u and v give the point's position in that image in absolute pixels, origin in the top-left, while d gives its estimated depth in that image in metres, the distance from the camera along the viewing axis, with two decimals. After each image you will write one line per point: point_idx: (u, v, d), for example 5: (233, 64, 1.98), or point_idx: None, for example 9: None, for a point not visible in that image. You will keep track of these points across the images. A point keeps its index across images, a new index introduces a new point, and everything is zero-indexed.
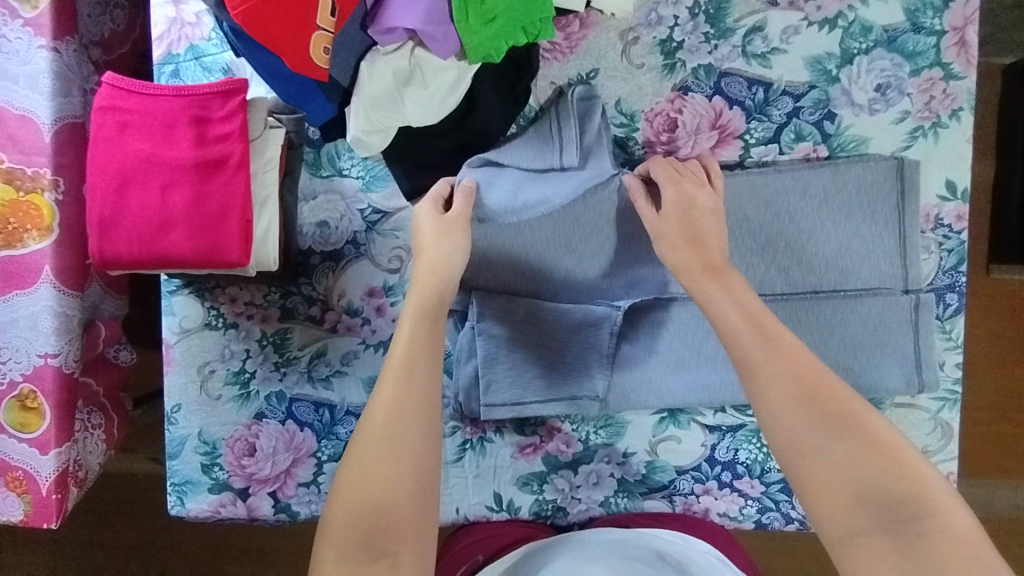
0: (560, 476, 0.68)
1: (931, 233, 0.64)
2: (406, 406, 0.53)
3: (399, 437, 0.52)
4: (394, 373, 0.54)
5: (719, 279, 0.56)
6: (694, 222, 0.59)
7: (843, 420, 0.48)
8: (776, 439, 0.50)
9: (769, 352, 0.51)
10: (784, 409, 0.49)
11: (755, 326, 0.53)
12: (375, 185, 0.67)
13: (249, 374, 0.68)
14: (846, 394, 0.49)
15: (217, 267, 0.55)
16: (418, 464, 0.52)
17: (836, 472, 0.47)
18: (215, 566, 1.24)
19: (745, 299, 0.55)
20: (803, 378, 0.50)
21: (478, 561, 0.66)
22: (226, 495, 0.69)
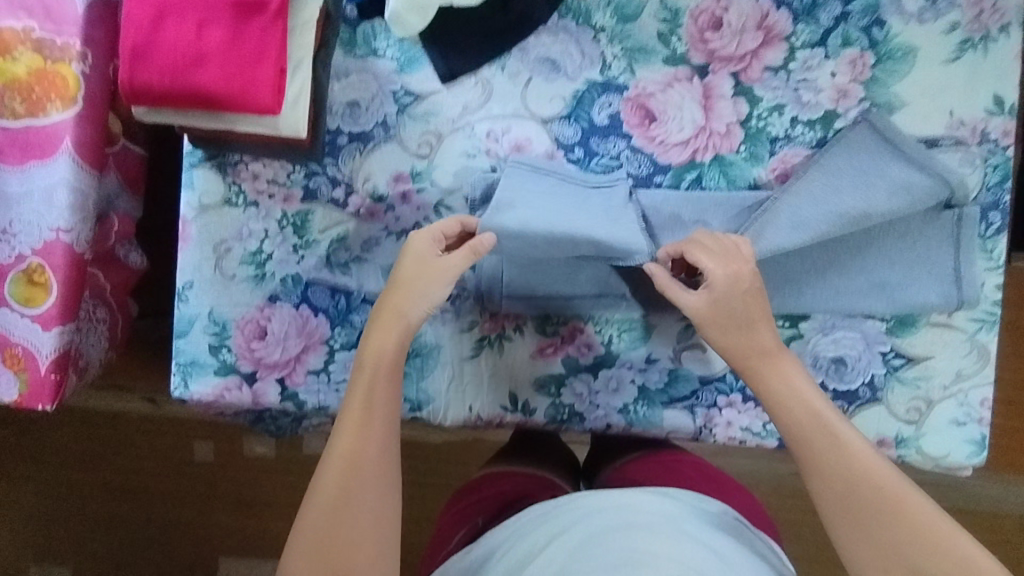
0: (579, 380, 0.66)
1: (977, 147, 0.63)
2: (358, 460, 0.54)
3: (359, 497, 0.53)
4: (353, 431, 0.55)
5: (774, 364, 0.56)
6: (738, 308, 0.56)
7: (912, 530, 0.48)
8: (853, 546, 0.50)
9: (835, 454, 0.52)
10: (855, 510, 0.50)
11: (816, 424, 0.53)
12: (411, 69, 0.65)
13: (266, 255, 0.67)
14: (901, 490, 0.50)
15: (248, 111, 0.54)
16: (381, 519, 0.53)
17: (895, 570, 0.49)
18: (202, 515, 1.20)
19: (800, 387, 0.55)
20: (854, 478, 0.51)
21: (477, 524, 0.70)
22: (232, 379, 0.67)
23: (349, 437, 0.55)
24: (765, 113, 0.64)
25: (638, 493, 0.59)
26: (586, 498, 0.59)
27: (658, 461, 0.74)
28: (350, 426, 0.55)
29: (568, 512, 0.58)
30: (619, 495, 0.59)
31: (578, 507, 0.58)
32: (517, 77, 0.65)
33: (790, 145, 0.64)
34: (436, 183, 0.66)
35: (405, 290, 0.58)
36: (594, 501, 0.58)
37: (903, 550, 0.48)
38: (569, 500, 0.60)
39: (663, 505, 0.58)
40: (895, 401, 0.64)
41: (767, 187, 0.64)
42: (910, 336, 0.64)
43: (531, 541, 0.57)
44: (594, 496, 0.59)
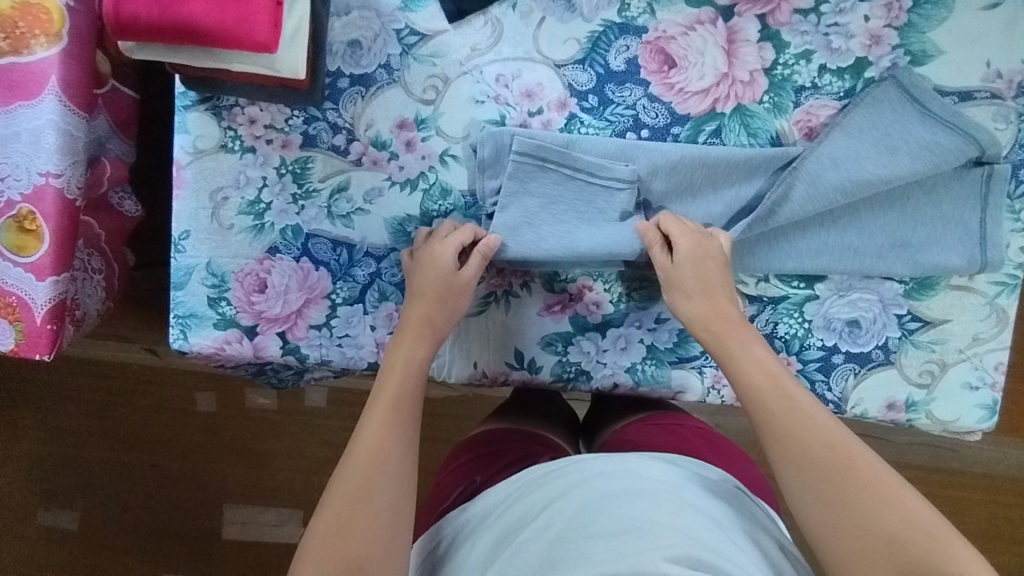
0: (586, 338, 0.64)
1: (1012, 101, 0.60)
2: (378, 453, 0.53)
3: (375, 488, 0.51)
4: (380, 425, 0.54)
5: (735, 331, 0.57)
6: (706, 274, 0.58)
7: (856, 485, 0.47)
8: (799, 499, 0.49)
9: (783, 406, 0.52)
10: (798, 458, 0.50)
11: (763, 375, 0.54)
12: (416, 5, 0.61)
13: (265, 205, 0.64)
14: (844, 440, 0.50)
15: (242, 47, 0.51)
16: (394, 514, 0.51)
17: (836, 516, 0.47)
18: (205, 465, 1.21)
19: (754, 349, 0.56)
20: (798, 426, 0.51)
21: (475, 481, 0.69)
22: (232, 332, 0.65)
23: (377, 435, 0.54)
24: (791, 60, 0.60)
25: (638, 457, 0.58)
26: (582, 462, 0.59)
27: (662, 426, 0.73)
28: (378, 420, 0.55)
29: (569, 473, 0.58)
30: (617, 459, 0.58)
31: (577, 470, 0.57)
32: (529, 16, 0.61)
33: (817, 95, 0.60)
34: (442, 131, 0.63)
35: (430, 298, 0.59)
36: (591, 464, 0.58)
37: (845, 497, 0.47)
38: (568, 463, 0.60)
39: (662, 470, 0.57)
40: (908, 363, 0.62)
41: (789, 141, 0.61)
42: (928, 299, 0.62)
43: (529, 503, 0.56)
44: (592, 460, 0.58)
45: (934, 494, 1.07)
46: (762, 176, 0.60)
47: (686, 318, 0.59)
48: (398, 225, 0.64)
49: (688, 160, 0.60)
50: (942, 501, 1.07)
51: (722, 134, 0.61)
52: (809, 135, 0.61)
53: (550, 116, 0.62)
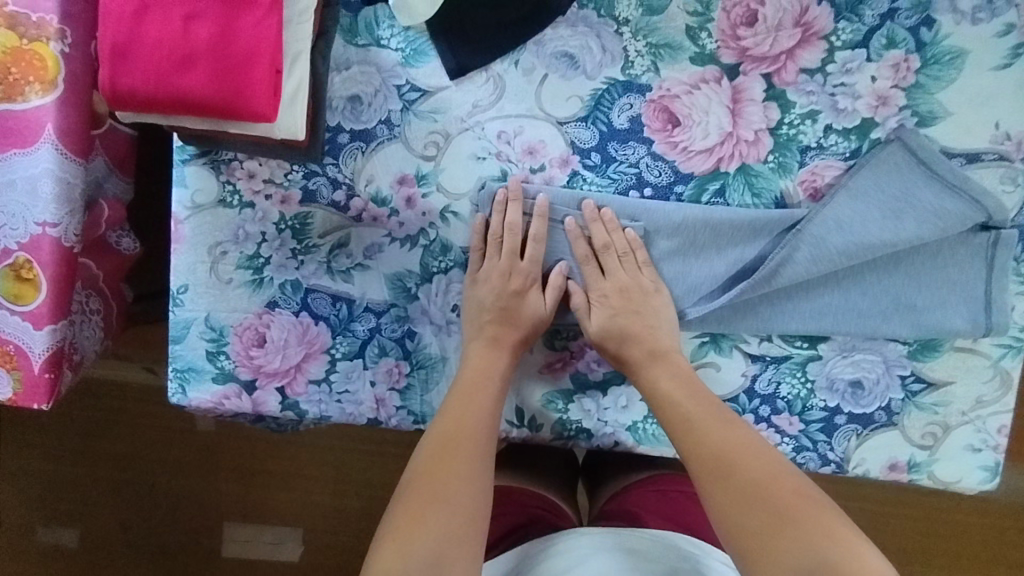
0: (587, 396, 0.63)
1: (1021, 163, 0.59)
2: (459, 452, 0.57)
3: (452, 486, 0.55)
4: (447, 440, 0.57)
5: (663, 362, 0.60)
6: (633, 310, 0.60)
7: (773, 489, 0.53)
8: (721, 506, 0.54)
9: (711, 421, 0.57)
10: (724, 469, 0.55)
11: (715, 423, 0.57)
12: (417, 61, 0.60)
13: (264, 260, 0.63)
14: (802, 496, 0.53)
15: (240, 117, 0.50)
16: (470, 511, 0.54)
17: (753, 518, 0.52)
18: (203, 489, 1.21)
19: (689, 379, 0.59)
20: (753, 478, 0.54)
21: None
22: (231, 387, 0.65)
23: (444, 447, 0.57)
24: (797, 119, 0.59)
25: (639, 535, 0.63)
26: (582, 537, 0.62)
27: (668, 494, 0.73)
28: (443, 433, 0.57)
29: (560, 551, 0.61)
30: (617, 537, 0.62)
31: (576, 545, 0.61)
32: (531, 74, 0.60)
33: (822, 155, 0.60)
34: (443, 187, 0.62)
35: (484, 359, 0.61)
36: (579, 541, 0.62)
37: (801, 557, 0.49)
38: (561, 537, 0.63)
39: (658, 553, 0.61)
40: (911, 425, 0.62)
41: (794, 202, 0.60)
42: (932, 360, 0.61)
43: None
44: (592, 535, 0.62)
45: (932, 520, 1.07)
46: (766, 237, 0.60)
47: (613, 350, 0.61)
48: (397, 281, 0.63)
49: (690, 223, 0.59)
50: (941, 528, 1.07)
51: (725, 193, 0.60)
52: (816, 194, 0.60)
53: (552, 173, 0.61)
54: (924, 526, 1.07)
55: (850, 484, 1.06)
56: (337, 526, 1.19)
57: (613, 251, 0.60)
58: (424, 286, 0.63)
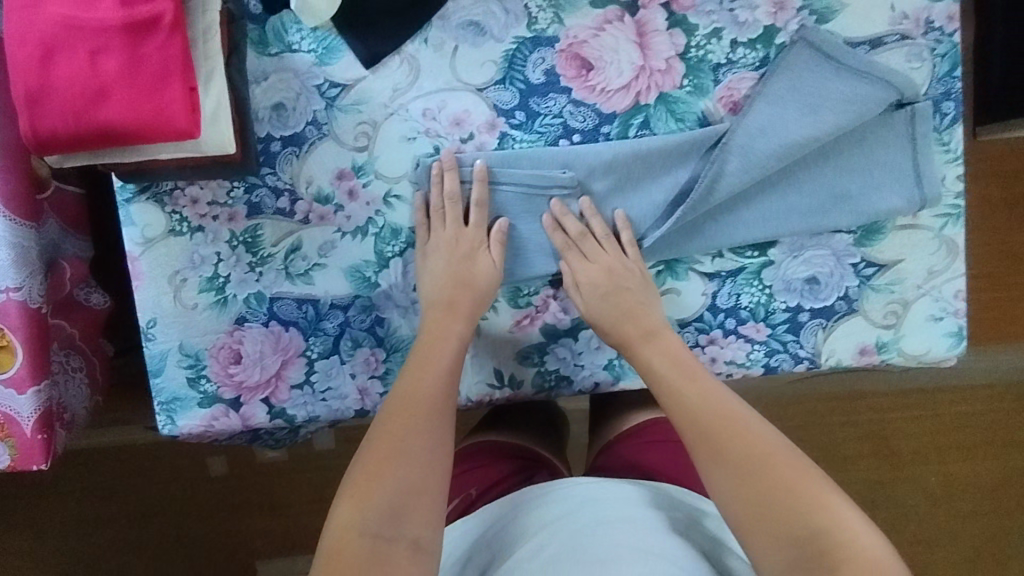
0: (560, 345, 0.65)
1: (922, 39, 0.60)
2: (416, 413, 0.57)
3: (411, 444, 0.56)
4: (405, 401, 0.58)
5: (653, 344, 0.60)
6: (619, 292, 0.62)
7: (756, 456, 0.53)
8: (713, 477, 0.54)
9: (698, 394, 0.57)
10: (713, 440, 0.55)
11: (701, 393, 0.57)
12: (331, 58, 0.62)
13: (223, 279, 0.65)
14: (787, 462, 0.52)
15: (162, 139, 0.51)
16: (429, 465, 0.55)
17: (742, 485, 0.52)
18: (228, 529, 1.22)
19: (679, 356, 0.60)
20: (738, 446, 0.54)
21: (470, 494, 0.72)
22: (217, 408, 0.66)
23: (403, 408, 0.57)
24: (703, 40, 0.61)
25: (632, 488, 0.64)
26: (576, 486, 0.63)
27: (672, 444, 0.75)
28: (403, 392, 0.58)
29: (562, 498, 0.62)
30: (614, 487, 0.63)
31: (577, 492, 0.62)
32: (442, 48, 0.62)
33: (734, 70, 0.61)
34: (381, 175, 0.63)
35: (442, 321, 0.62)
36: (578, 489, 0.63)
37: (786, 528, 0.50)
38: (559, 487, 0.64)
39: (651, 500, 0.63)
40: (871, 308, 0.64)
41: (716, 119, 0.62)
42: (879, 243, 0.63)
43: (528, 525, 0.61)
44: (591, 483, 0.64)
45: (929, 409, 1.12)
46: (697, 156, 0.62)
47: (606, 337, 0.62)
48: (356, 273, 0.65)
49: (622, 159, 0.61)
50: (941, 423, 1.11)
51: (650, 125, 0.62)
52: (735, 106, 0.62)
53: (482, 139, 0.63)
54: (922, 417, 1.12)
55: (847, 394, 1.11)
56: None
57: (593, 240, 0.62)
58: (382, 273, 0.65)
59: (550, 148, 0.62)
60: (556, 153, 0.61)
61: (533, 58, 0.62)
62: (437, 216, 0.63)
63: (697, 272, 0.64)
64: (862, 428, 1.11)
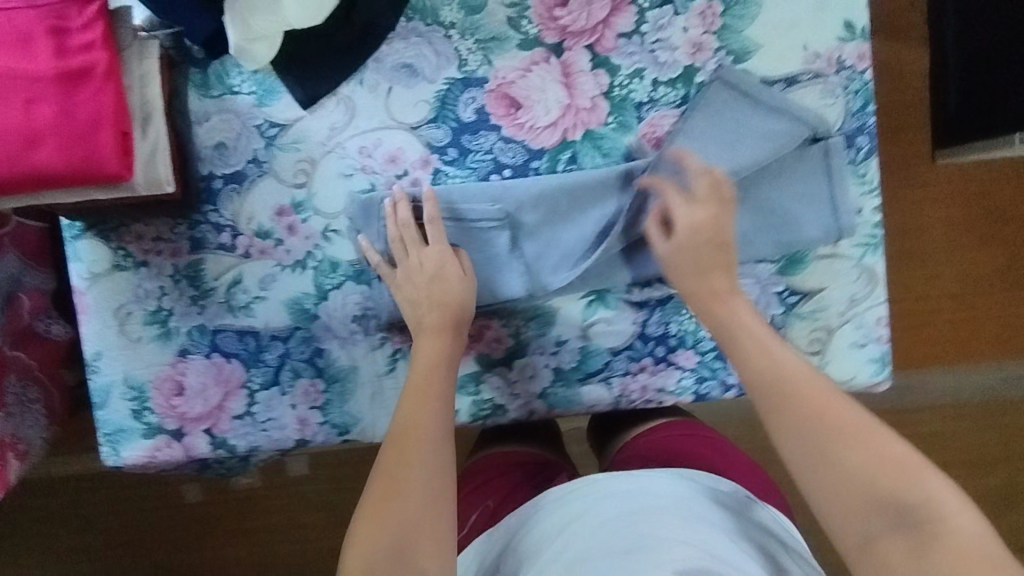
0: (495, 374, 0.67)
1: (835, 77, 0.63)
2: (415, 445, 0.56)
3: (410, 476, 0.55)
4: (404, 432, 0.57)
5: (724, 301, 0.60)
6: (703, 247, 0.61)
7: (834, 423, 0.51)
8: (788, 446, 0.52)
9: (765, 363, 0.55)
10: (786, 408, 0.53)
11: (769, 367, 0.55)
12: (269, 100, 0.64)
13: (167, 312, 0.67)
14: (876, 436, 0.50)
15: (96, 181, 0.53)
16: (435, 493, 0.55)
17: (819, 455, 0.50)
18: (200, 556, 1.22)
19: (753, 327, 0.58)
20: (818, 423, 0.51)
21: (489, 506, 0.73)
22: (160, 439, 0.67)
23: (402, 440, 0.57)
24: (626, 80, 0.64)
25: (648, 477, 0.64)
26: (592, 483, 0.63)
27: (688, 436, 0.77)
28: (401, 423, 0.58)
29: (577, 500, 0.62)
30: (635, 479, 0.63)
31: (589, 492, 0.62)
32: (376, 89, 0.64)
33: (656, 108, 0.64)
34: (320, 210, 0.65)
35: (431, 355, 0.61)
36: (596, 487, 0.63)
37: (879, 495, 0.48)
38: (579, 485, 0.64)
39: (672, 488, 0.62)
40: (796, 335, 0.66)
41: (641, 154, 0.64)
42: (802, 272, 0.65)
43: (546, 528, 0.61)
44: (604, 480, 0.64)
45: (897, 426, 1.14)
46: (623, 190, 0.64)
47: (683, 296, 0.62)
48: (296, 305, 0.66)
49: (551, 196, 0.63)
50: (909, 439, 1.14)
51: (577, 161, 0.65)
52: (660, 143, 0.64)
53: (416, 175, 0.65)
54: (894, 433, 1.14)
55: None
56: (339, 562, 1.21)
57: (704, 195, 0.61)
58: (321, 305, 0.66)
59: (480, 184, 0.64)
60: (485, 189, 0.63)
61: (463, 97, 0.64)
62: (398, 245, 0.64)
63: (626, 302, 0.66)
64: None
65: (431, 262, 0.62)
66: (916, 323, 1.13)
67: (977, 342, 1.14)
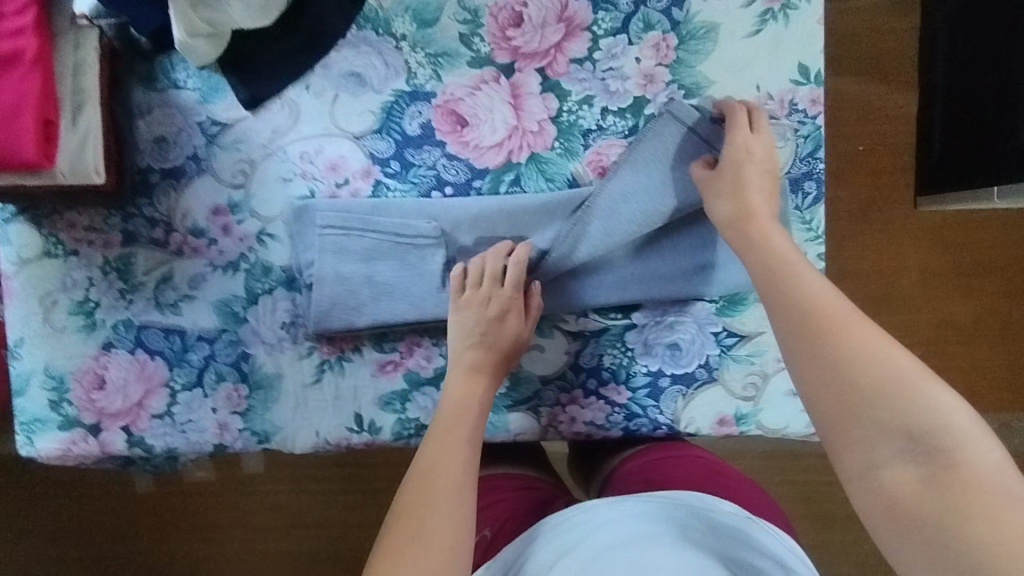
0: (422, 393, 0.66)
1: (786, 119, 0.62)
2: (438, 485, 0.55)
3: (432, 520, 0.53)
4: (427, 468, 0.56)
5: (755, 224, 0.56)
6: (746, 176, 0.57)
7: (851, 347, 0.47)
8: (804, 371, 0.48)
9: (785, 285, 0.51)
10: (802, 332, 0.49)
11: (794, 291, 0.51)
12: (214, 98, 0.63)
13: (94, 304, 0.65)
14: (894, 355, 0.46)
15: (14, 168, 0.52)
16: (451, 538, 0.52)
17: (835, 379, 0.46)
18: (134, 553, 1.17)
19: (783, 250, 0.54)
20: (835, 337, 0.47)
21: (485, 535, 0.67)
22: (76, 432, 0.66)
23: (428, 476, 0.55)
24: (575, 106, 0.63)
25: (645, 503, 0.61)
26: (590, 511, 0.60)
27: (690, 456, 0.71)
28: (427, 459, 0.56)
29: (572, 529, 0.59)
30: (628, 501, 0.61)
31: (584, 523, 0.59)
32: (322, 95, 0.63)
33: (603, 136, 0.63)
34: (255, 213, 0.64)
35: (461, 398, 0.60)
36: (593, 516, 0.60)
37: (895, 420, 0.44)
38: (573, 513, 0.60)
39: (668, 514, 0.60)
40: (730, 378, 0.64)
41: (585, 181, 0.63)
42: (740, 314, 0.64)
43: (541, 559, 0.58)
44: (601, 506, 0.61)
45: None
46: (562, 217, 0.63)
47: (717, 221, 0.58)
48: (225, 307, 0.65)
49: (489, 217, 0.62)
50: None
51: (520, 183, 0.64)
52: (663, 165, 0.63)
53: (356, 185, 0.64)
54: None
55: (784, 454, 1.07)
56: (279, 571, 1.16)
57: (763, 134, 0.59)
58: (250, 309, 0.65)
59: (418, 201, 0.63)
60: (422, 205, 0.62)
61: (409, 110, 0.63)
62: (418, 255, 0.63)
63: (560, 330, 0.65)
64: (803, 491, 1.07)
65: (495, 304, 0.61)
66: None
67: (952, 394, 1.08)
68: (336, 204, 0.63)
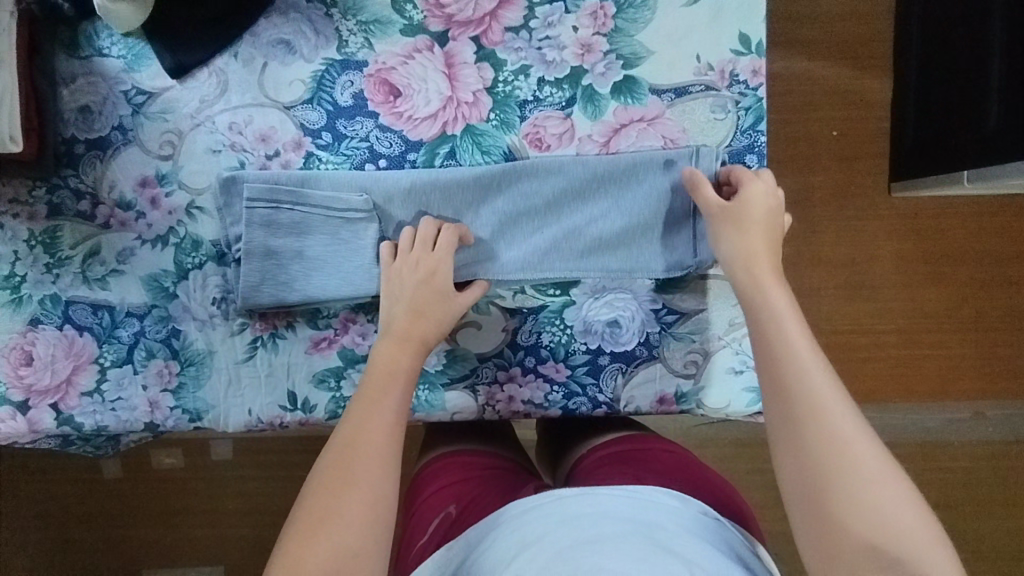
0: (356, 371, 0.64)
1: (727, 91, 0.61)
2: (361, 459, 0.49)
3: (344, 503, 0.47)
4: (344, 448, 0.50)
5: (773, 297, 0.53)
6: (756, 223, 0.56)
7: (857, 479, 0.43)
8: (804, 487, 0.45)
9: (801, 397, 0.47)
10: (811, 453, 0.45)
11: (808, 404, 0.46)
12: (139, 65, 0.62)
13: (20, 278, 0.63)
14: (900, 496, 0.43)
15: None
16: (370, 523, 0.47)
17: (834, 511, 0.43)
18: (97, 539, 1.16)
19: (801, 351, 0.49)
20: (847, 472, 0.44)
21: (450, 513, 0.63)
22: (4, 410, 0.63)
23: (343, 455, 0.49)
24: (511, 76, 0.61)
25: (617, 496, 0.55)
26: (560, 501, 0.55)
27: (665, 453, 0.67)
28: (344, 437, 0.50)
29: (540, 514, 0.54)
30: (602, 494, 0.55)
31: (552, 510, 0.54)
32: (251, 64, 0.62)
33: (540, 107, 0.61)
34: (184, 185, 0.63)
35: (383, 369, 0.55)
36: (562, 506, 0.54)
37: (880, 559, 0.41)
38: (543, 502, 0.55)
39: (641, 508, 0.54)
40: (671, 356, 0.63)
41: (522, 154, 0.62)
42: (680, 290, 0.63)
43: (497, 554, 0.52)
44: (569, 498, 0.55)
45: None
46: (492, 193, 0.61)
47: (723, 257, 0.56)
48: (154, 282, 0.64)
49: (421, 189, 0.61)
50: None
51: (456, 154, 0.62)
52: (610, 142, 0.61)
53: (288, 157, 0.62)
54: None
55: (753, 441, 1.06)
56: (244, 557, 1.15)
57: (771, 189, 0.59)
58: (181, 284, 0.64)
59: (349, 172, 0.61)
60: (352, 177, 0.61)
61: (342, 79, 0.61)
62: (349, 228, 0.61)
63: (496, 307, 0.64)
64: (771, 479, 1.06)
65: (423, 268, 0.58)
66: (852, 362, 1.07)
67: (921, 382, 1.07)
68: (264, 175, 0.61)
